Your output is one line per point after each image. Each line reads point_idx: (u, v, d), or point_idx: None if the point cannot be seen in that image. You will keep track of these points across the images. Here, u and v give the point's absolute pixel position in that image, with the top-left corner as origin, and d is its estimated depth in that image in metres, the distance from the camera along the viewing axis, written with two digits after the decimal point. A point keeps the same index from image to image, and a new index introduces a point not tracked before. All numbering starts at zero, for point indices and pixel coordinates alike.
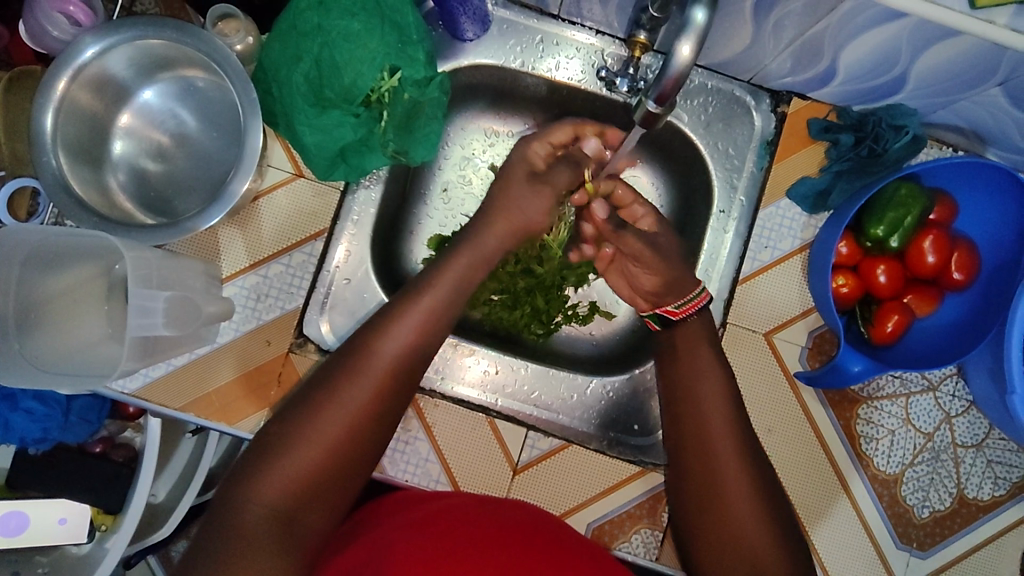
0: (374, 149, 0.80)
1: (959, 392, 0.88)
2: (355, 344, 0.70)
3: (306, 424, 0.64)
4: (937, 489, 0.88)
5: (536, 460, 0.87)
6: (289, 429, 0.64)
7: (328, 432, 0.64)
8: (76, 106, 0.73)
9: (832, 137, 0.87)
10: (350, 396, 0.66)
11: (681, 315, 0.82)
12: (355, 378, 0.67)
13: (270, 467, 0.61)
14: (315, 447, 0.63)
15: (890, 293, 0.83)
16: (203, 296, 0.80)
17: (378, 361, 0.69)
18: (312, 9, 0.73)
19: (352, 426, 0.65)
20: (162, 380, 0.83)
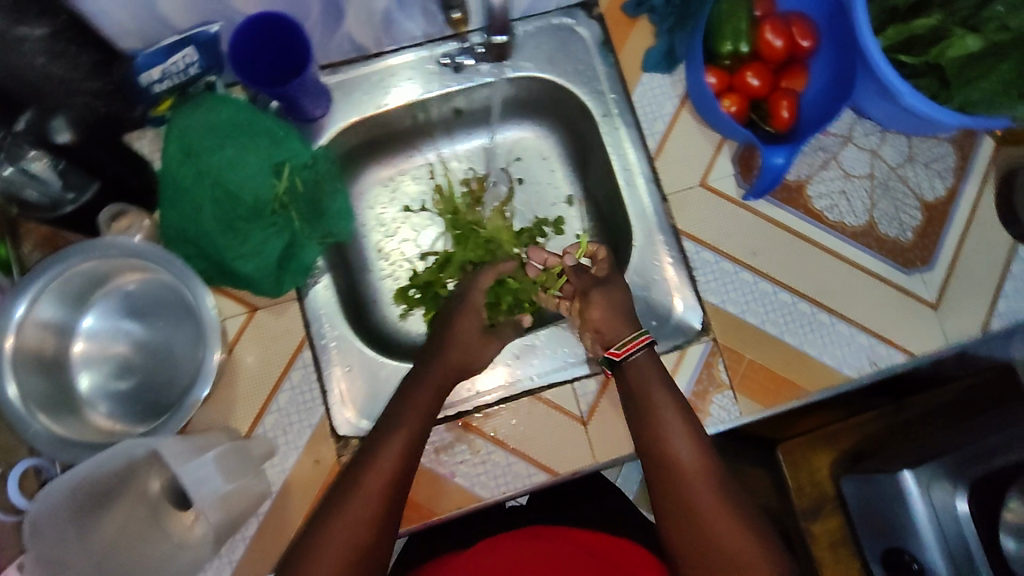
0: (306, 244, 0.85)
1: (869, 129, 0.99)
2: (347, 478, 0.73)
3: (299, 573, 0.67)
4: (904, 211, 0.97)
5: (596, 403, 0.90)
6: (312, 542, 0.69)
7: None
8: (30, 371, 0.74)
9: (646, 7, 0.97)
10: (366, 484, 0.72)
11: (624, 354, 0.83)
12: (350, 499, 0.71)
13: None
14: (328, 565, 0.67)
15: (768, 89, 0.92)
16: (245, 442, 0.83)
17: (380, 467, 0.73)
18: (184, 163, 0.78)
19: (359, 547, 0.69)
20: (245, 556, 0.83)
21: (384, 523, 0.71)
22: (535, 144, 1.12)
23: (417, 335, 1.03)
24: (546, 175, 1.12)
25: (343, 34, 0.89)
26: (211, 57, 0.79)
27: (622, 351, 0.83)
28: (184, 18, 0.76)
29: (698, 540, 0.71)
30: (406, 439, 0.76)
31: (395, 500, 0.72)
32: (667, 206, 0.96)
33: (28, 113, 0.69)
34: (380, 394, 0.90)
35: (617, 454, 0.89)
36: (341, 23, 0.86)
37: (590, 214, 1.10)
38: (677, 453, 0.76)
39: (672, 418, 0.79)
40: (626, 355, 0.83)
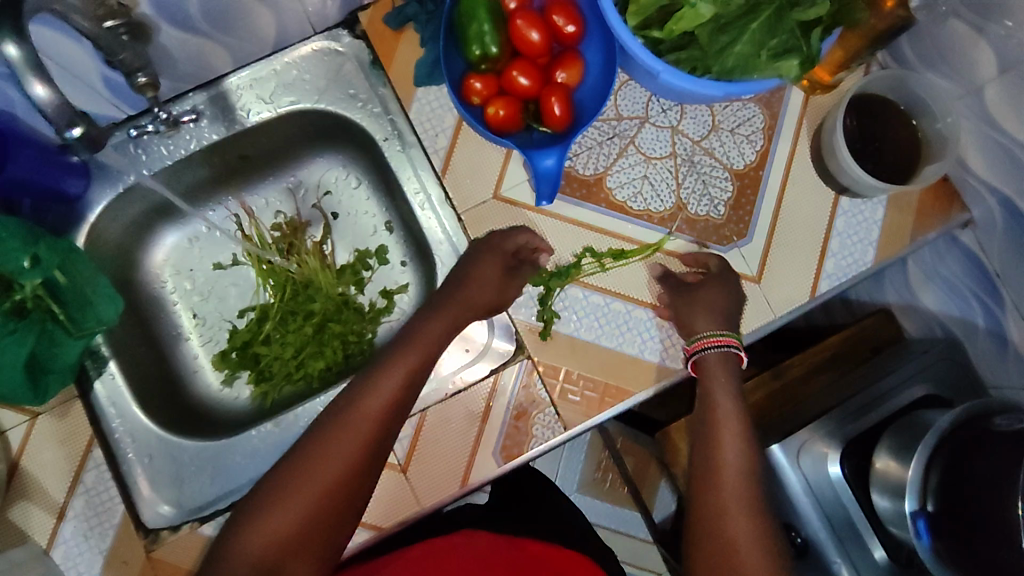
0: (66, 342, 0.80)
1: (666, 105, 0.93)
2: (341, 404, 0.75)
3: (282, 489, 0.70)
4: (713, 186, 0.92)
5: (412, 447, 0.85)
6: (297, 459, 0.72)
7: (303, 496, 0.69)
8: None
9: (405, 17, 0.92)
10: (362, 409, 0.74)
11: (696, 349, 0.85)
12: (349, 420, 0.73)
13: (248, 527, 0.69)
14: (287, 517, 0.69)
15: (537, 87, 0.87)
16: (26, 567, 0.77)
17: (357, 424, 0.73)
18: None
19: (341, 478, 0.71)
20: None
21: (364, 480, 0.72)
22: (344, 175, 1.07)
23: (244, 397, 1.01)
24: (360, 205, 1.07)
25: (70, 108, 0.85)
26: None
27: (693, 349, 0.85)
28: None
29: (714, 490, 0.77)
30: (410, 365, 0.78)
31: (372, 459, 0.73)
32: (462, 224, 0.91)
33: None
34: (187, 479, 0.84)
35: (442, 496, 0.84)
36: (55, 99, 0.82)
37: (408, 239, 1.05)
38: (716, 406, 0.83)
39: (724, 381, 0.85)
40: (696, 352, 0.85)
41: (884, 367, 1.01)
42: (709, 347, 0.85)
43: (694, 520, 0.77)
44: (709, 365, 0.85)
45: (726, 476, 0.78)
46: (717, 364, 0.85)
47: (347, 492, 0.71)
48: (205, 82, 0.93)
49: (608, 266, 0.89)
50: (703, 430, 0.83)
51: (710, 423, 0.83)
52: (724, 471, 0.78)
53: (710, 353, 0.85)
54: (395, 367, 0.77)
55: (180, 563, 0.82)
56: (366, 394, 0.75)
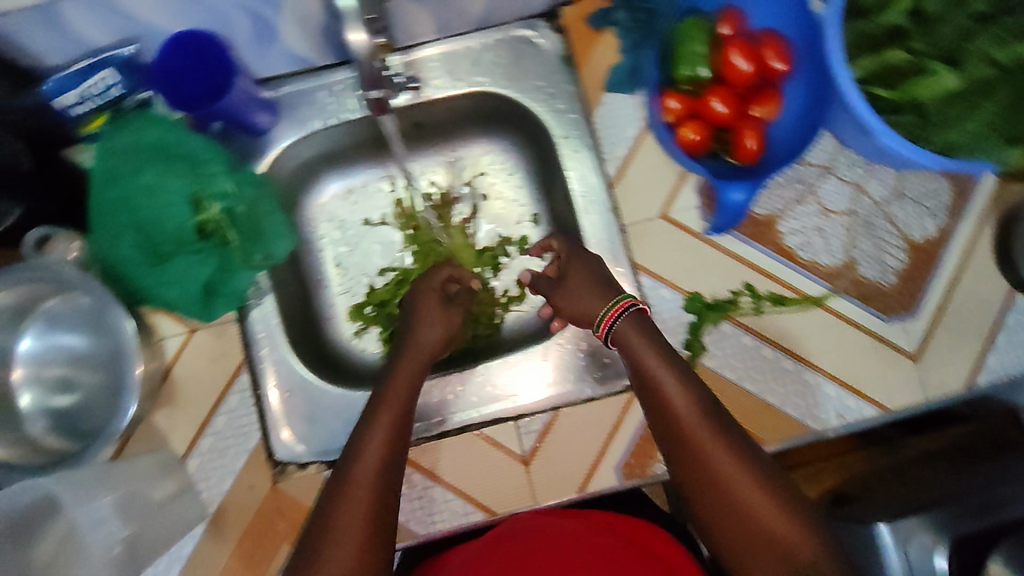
0: (238, 269, 0.81)
1: (853, 159, 0.90)
2: (336, 473, 0.69)
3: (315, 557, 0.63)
4: (887, 252, 0.90)
5: (538, 443, 0.87)
6: (318, 525, 0.65)
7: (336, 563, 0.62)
8: None
9: (611, 20, 0.90)
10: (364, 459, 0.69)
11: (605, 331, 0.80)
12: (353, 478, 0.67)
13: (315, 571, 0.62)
14: (348, 539, 0.64)
15: (735, 116, 0.84)
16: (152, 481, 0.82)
17: (366, 467, 0.68)
18: (105, 187, 0.75)
19: (364, 532, 0.65)
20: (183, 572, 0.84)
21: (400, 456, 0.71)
22: (503, 161, 1.07)
23: (372, 354, 1.02)
24: (511, 192, 1.07)
25: (281, 46, 0.84)
26: (133, 77, 0.77)
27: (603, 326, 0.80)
28: (101, 37, 0.71)
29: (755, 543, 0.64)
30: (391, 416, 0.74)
31: (399, 441, 0.72)
32: (625, 237, 0.90)
33: None
34: (315, 423, 0.86)
35: (559, 496, 0.87)
36: (275, 37, 0.81)
37: (553, 235, 1.05)
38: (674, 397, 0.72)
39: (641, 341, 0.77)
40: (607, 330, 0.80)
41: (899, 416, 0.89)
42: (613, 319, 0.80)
43: (739, 545, 0.65)
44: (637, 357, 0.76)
45: (738, 483, 0.66)
46: (628, 330, 0.79)
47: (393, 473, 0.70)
48: (404, 45, 0.93)
49: (765, 310, 0.88)
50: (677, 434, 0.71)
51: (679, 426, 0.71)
52: (735, 476, 0.66)
53: (618, 324, 0.79)
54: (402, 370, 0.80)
55: (302, 500, 0.86)
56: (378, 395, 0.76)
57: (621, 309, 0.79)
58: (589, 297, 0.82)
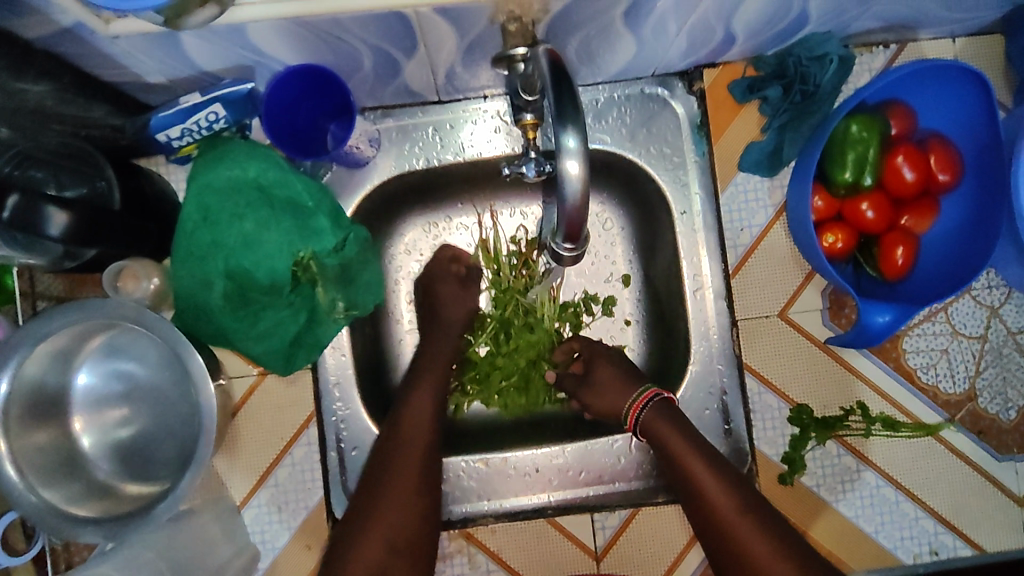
0: (325, 321, 0.75)
1: (994, 282, 0.83)
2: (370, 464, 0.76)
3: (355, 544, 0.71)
4: (1013, 387, 0.83)
5: (612, 540, 0.83)
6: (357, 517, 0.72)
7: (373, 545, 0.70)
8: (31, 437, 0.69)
9: (759, 94, 0.81)
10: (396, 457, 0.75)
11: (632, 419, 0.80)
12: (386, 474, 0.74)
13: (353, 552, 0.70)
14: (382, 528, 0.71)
15: (884, 226, 0.77)
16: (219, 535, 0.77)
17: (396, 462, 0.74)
18: (201, 228, 0.69)
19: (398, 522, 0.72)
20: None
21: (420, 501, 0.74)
22: (602, 212, 0.92)
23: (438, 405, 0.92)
24: (604, 247, 0.92)
25: (399, 82, 0.76)
26: (242, 112, 0.68)
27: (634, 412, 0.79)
28: (215, 65, 0.63)
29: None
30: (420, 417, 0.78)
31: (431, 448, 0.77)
32: (734, 332, 0.83)
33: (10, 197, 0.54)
34: None
35: None
36: (397, 74, 0.73)
37: (646, 302, 0.91)
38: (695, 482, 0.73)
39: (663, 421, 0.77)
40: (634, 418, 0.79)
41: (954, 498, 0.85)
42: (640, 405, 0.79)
43: None
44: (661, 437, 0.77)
45: (739, 530, 0.70)
46: (656, 419, 0.78)
47: (410, 516, 0.73)
48: None
49: (874, 433, 0.82)
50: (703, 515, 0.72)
51: (702, 508, 0.72)
52: (739, 521, 0.70)
53: (643, 414, 0.79)
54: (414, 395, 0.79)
55: None
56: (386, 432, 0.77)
57: (646, 399, 0.79)
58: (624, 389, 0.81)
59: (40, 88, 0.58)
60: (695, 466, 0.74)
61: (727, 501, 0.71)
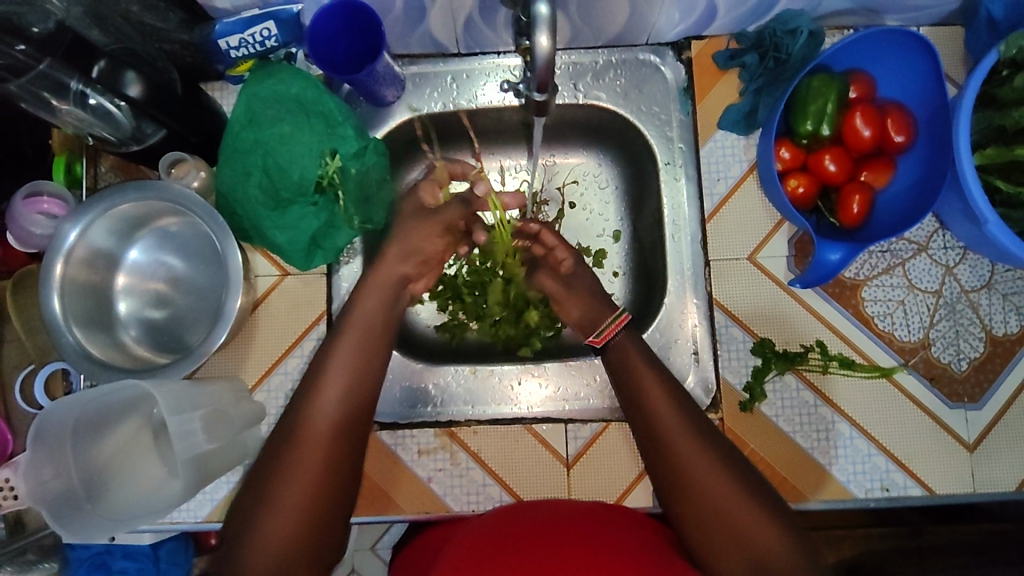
0: (341, 227, 0.86)
1: (949, 242, 0.91)
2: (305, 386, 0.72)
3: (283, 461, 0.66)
4: (965, 339, 0.90)
5: (584, 449, 0.90)
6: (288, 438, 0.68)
7: (304, 471, 0.66)
8: (77, 283, 0.81)
9: (739, 62, 0.92)
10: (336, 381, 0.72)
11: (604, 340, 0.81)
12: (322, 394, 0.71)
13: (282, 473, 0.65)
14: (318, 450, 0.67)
15: (843, 178, 0.86)
16: (236, 407, 0.85)
17: (337, 389, 0.72)
18: (246, 128, 0.82)
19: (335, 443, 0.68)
20: (214, 510, 0.89)
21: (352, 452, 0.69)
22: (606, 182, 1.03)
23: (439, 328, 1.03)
24: (599, 206, 1.04)
25: (425, 27, 0.88)
26: (290, 33, 0.82)
27: (603, 338, 0.82)
28: None
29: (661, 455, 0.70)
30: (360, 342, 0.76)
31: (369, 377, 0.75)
32: (707, 272, 0.92)
33: (101, 62, 0.72)
34: None
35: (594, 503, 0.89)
36: (422, 18, 0.86)
37: (632, 253, 1.02)
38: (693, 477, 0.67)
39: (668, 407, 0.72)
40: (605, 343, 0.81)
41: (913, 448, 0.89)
42: (616, 329, 0.81)
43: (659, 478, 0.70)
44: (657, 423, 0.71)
45: (667, 421, 0.71)
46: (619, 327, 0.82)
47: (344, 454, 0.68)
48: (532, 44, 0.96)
49: (831, 370, 0.89)
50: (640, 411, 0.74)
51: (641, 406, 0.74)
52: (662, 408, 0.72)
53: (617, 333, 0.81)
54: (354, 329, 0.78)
55: None
56: (315, 399, 0.70)
57: (621, 322, 0.81)
58: (601, 309, 0.86)
59: None
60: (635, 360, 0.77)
61: (660, 398, 0.73)
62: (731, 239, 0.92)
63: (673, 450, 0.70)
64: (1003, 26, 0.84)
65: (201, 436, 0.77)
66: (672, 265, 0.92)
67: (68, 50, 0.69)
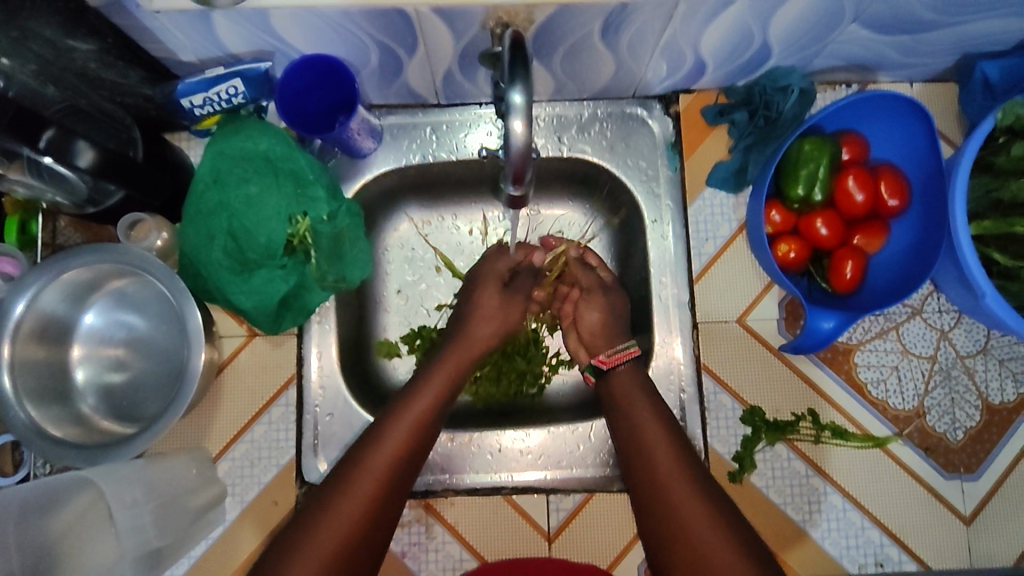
0: (313, 288, 0.82)
1: (944, 306, 0.88)
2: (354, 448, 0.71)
3: (311, 521, 0.65)
4: (961, 407, 0.87)
5: (565, 522, 0.86)
6: (325, 497, 0.67)
7: (327, 532, 0.64)
8: (28, 356, 0.75)
9: (728, 118, 0.89)
10: (388, 439, 0.71)
11: (612, 363, 0.83)
12: (369, 454, 0.70)
13: (302, 536, 0.64)
14: (346, 511, 0.66)
15: (836, 242, 0.83)
16: (190, 493, 0.81)
17: (386, 448, 0.70)
18: (210, 189, 0.78)
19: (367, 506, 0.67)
20: None
21: (384, 513, 0.68)
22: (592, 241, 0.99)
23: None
24: None
25: (403, 80, 0.85)
26: (259, 90, 0.78)
27: (610, 361, 0.83)
28: (239, 49, 0.73)
29: (662, 513, 0.68)
30: (423, 408, 0.75)
31: (421, 440, 0.74)
32: (695, 335, 0.88)
33: (49, 131, 0.67)
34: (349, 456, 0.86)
35: None
36: (401, 72, 0.82)
37: None
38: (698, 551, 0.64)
39: (679, 481, 0.69)
40: (613, 365, 0.83)
41: (910, 522, 0.85)
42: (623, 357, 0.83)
43: (656, 537, 0.68)
44: (668, 494, 0.68)
45: (670, 478, 0.70)
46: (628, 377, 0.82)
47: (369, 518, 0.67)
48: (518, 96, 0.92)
49: (823, 440, 0.86)
50: (639, 463, 0.72)
51: (640, 458, 0.73)
52: (666, 465, 0.71)
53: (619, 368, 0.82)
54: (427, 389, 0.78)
55: None
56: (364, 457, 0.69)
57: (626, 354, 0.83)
58: (613, 333, 0.87)
59: (86, 47, 0.69)
60: (638, 411, 0.77)
61: (666, 452, 0.72)
62: (720, 301, 0.89)
63: (676, 506, 0.67)
64: (999, 88, 0.82)
65: None
66: (661, 327, 0.88)
67: (13, 121, 0.63)
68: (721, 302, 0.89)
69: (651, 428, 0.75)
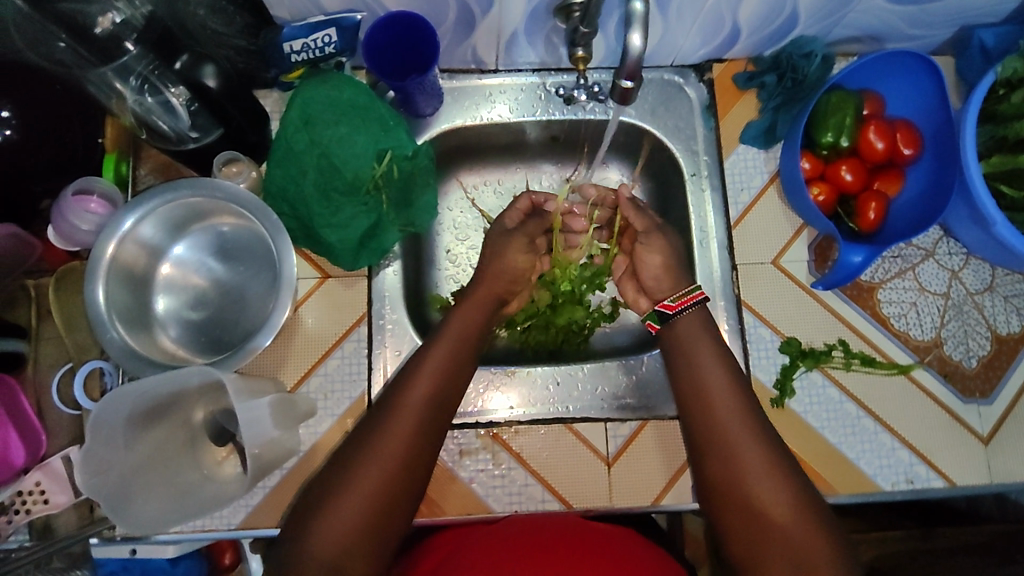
0: (387, 229, 0.89)
1: (954, 249, 0.98)
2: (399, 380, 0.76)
3: (366, 447, 0.70)
4: (973, 338, 0.96)
5: (623, 447, 0.92)
6: (373, 425, 0.72)
7: (384, 455, 0.69)
8: (119, 279, 0.80)
9: (758, 82, 0.99)
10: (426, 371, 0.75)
11: (679, 307, 0.85)
12: (412, 384, 0.74)
13: (360, 460, 0.69)
14: (400, 435, 0.71)
15: (858, 187, 0.93)
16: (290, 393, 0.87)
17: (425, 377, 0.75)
18: (300, 130, 0.84)
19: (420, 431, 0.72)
20: (250, 516, 0.87)
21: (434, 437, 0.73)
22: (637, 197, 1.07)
23: None
24: None
25: (469, 43, 0.93)
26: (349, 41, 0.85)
27: (676, 305, 0.85)
28: (333, 3, 0.81)
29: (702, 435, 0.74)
30: (459, 340, 0.80)
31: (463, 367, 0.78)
32: (735, 275, 0.97)
33: (183, 57, 0.76)
34: None
35: (634, 501, 0.90)
36: (469, 34, 0.91)
37: None
38: (742, 481, 0.70)
39: (726, 405, 0.75)
40: (679, 309, 0.85)
41: (934, 442, 0.93)
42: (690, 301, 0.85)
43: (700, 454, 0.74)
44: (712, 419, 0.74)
45: (716, 403, 0.76)
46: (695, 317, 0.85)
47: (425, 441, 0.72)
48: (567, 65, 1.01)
49: (853, 368, 0.94)
50: (692, 390, 0.78)
51: (691, 386, 0.78)
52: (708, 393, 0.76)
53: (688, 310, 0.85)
54: (461, 323, 0.82)
55: None
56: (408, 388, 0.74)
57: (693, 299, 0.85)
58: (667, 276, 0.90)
59: None
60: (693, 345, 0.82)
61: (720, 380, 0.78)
62: (756, 245, 0.98)
63: (718, 428, 0.74)
64: (994, 53, 0.94)
65: (262, 423, 0.77)
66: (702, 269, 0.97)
67: (159, 38, 0.75)
68: (755, 247, 0.98)
69: (711, 377, 0.78)
